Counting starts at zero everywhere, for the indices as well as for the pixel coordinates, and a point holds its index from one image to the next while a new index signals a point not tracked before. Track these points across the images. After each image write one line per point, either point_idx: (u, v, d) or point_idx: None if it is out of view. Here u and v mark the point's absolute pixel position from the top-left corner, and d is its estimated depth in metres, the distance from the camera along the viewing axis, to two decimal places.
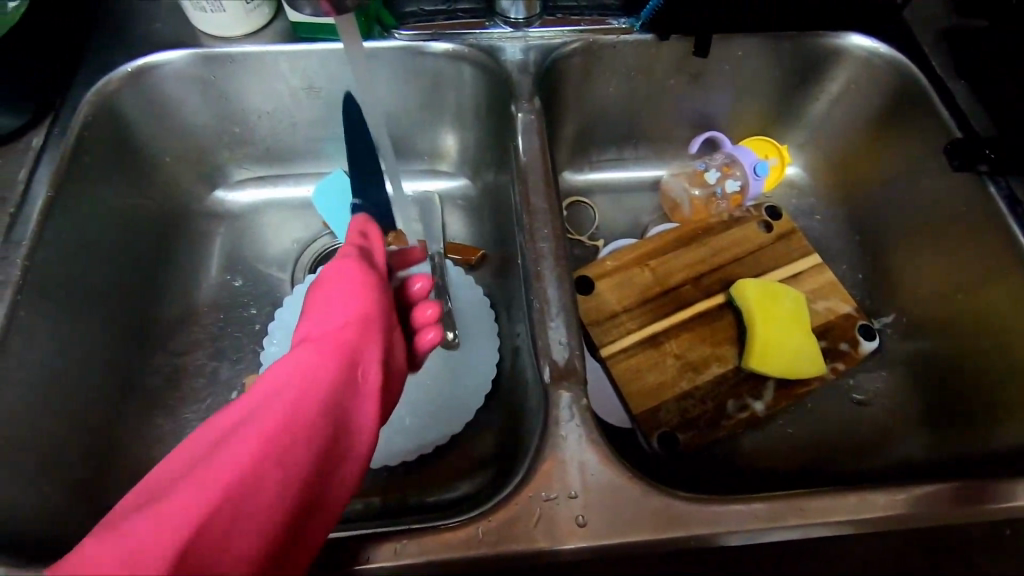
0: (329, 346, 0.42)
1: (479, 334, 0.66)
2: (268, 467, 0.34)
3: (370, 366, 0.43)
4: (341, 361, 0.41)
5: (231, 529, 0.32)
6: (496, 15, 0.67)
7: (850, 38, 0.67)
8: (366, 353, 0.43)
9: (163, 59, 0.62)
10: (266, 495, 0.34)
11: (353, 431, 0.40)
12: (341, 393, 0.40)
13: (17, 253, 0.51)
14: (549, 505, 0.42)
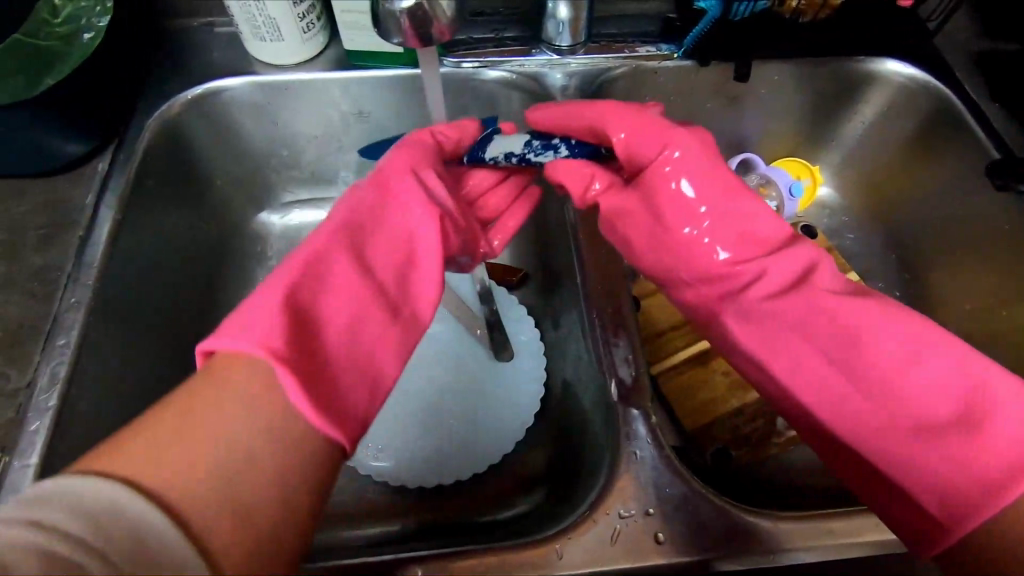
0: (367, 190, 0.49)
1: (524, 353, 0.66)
2: (345, 280, 0.42)
3: (415, 207, 0.48)
4: (381, 210, 0.49)
5: (342, 290, 0.42)
6: (542, 43, 0.68)
7: (886, 63, 0.69)
8: (411, 200, 0.49)
9: (224, 86, 0.64)
10: (346, 303, 0.41)
11: (412, 254, 0.47)
12: (397, 228, 0.48)
13: (88, 277, 0.52)
14: (627, 522, 0.43)
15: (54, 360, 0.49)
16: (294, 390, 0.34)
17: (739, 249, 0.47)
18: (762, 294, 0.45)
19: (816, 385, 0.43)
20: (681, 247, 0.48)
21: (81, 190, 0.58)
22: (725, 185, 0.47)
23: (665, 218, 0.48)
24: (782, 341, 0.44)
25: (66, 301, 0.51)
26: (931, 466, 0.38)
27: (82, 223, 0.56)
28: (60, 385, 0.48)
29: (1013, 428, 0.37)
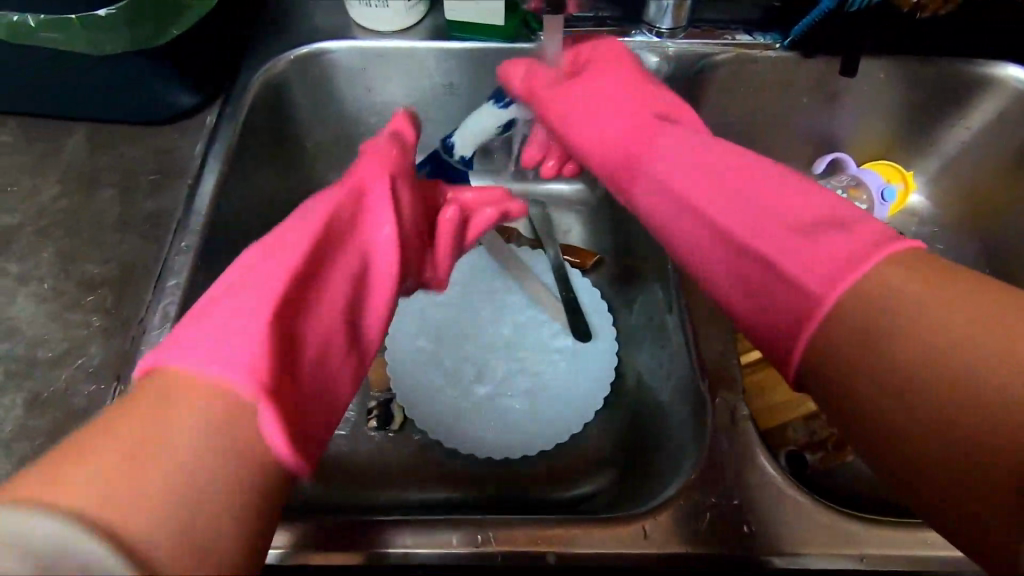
0: (338, 197, 0.41)
1: (598, 337, 0.66)
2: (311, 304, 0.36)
3: (363, 169, 0.43)
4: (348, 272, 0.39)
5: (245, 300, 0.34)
6: (642, 25, 0.68)
7: (1005, 68, 0.65)
8: (365, 173, 0.43)
9: (328, 48, 0.65)
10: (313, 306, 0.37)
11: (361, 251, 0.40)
12: (355, 223, 0.41)
13: (197, 221, 0.54)
14: (715, 507, 0.44)
15: (164, 299, 0.50)
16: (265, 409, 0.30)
17: (623, 128, 0.51)
18: (670, 152, 0.46)
19: (688, 213, 0.43)
20: (596, 132, 0.53)
21: (192, 140, 0.60)
22: (603, 87, 0.55)
23: (597, 105, 0.54)
24: (667, 169, 0.46)
25: (177, 243, 0.53)
26: (768, 250, 0.38)
27: (191, 171, 0.58)
28: (170, 322, 0.49)
29: (827, 255, 0.36)
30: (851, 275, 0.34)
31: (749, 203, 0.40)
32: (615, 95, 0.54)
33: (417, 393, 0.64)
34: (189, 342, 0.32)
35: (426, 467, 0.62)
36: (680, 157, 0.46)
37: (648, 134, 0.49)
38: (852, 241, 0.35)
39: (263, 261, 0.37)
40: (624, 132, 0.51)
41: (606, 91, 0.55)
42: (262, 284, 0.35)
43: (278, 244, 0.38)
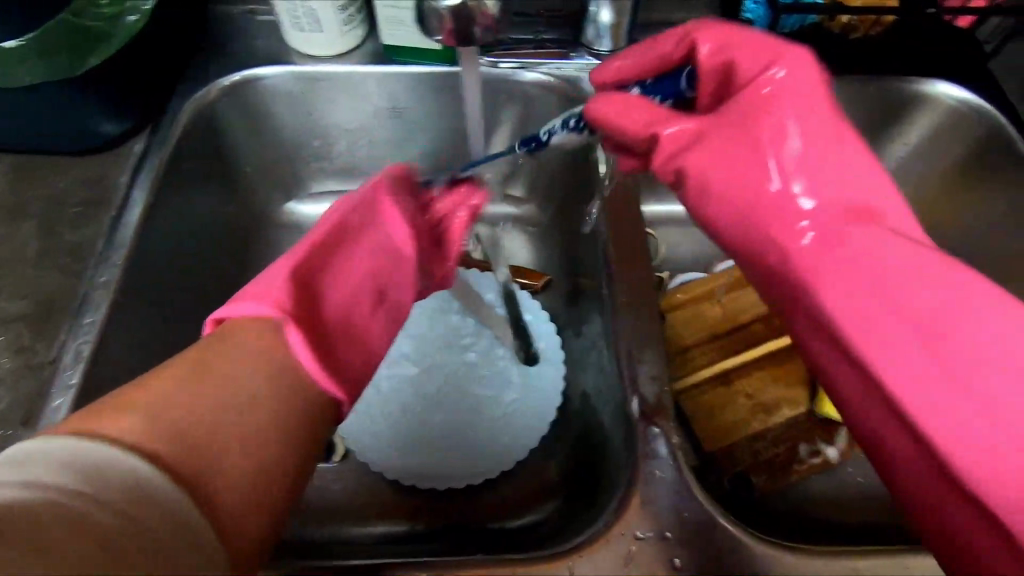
0: (337, 221, 0.49)
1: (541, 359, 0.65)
2: (353, 282, 0.46)
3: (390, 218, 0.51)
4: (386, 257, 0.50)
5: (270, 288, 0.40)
6: (580, 46, 0.67)
7: (936, 86, 0.66)
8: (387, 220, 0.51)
9: (262, 74, 0.64)
10: (353, 276, 0.46)
11: (395, 281, 0.50)
12: (386, 243, 0.50)
13: (118, 256, 0.52)
14: (643, 543, 0.42)
15: (79, 338, 0.49)
16: (300, 345, 0.38)
17: (772, 199, 0.40)
18: (870, 242, 0.37)
19: (891, 355, 0.35)
20: (758, 190, 0.40)
21: (119, 170, 0.58)
22: (823, 125, 0.40)
23: (744, 157, 0.41)
24: (846, 265, 0.37)
25: (96, 279, 0.51)
26: (978, 429, 0.32)
27: (115, 202, 0.56)
28: (84, 364, 0.48)
29: None
30: None
31: (914, 360, 0.34)
32: (839, 142, 0.40)
33: (356, 420, 0.62)
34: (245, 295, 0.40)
35: (366, 501, 0.61)
36: (884, 266, 0.36)
37: (835, 229, 0.38)
38: None
39: (281, 268, 0.44)
40: (835, 194, 0.39)
41: (844, 128, 0.40)
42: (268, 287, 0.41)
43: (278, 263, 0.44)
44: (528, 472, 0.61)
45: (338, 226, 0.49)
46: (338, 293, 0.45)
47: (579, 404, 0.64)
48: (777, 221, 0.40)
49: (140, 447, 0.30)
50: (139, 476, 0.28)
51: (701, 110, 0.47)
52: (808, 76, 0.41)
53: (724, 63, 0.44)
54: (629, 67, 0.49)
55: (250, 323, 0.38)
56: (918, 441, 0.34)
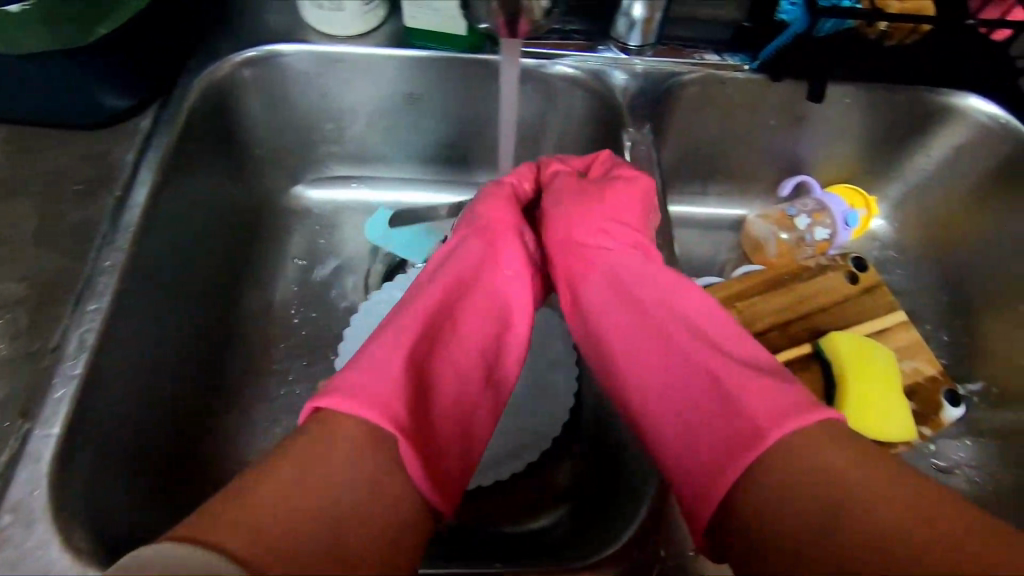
0: (444, 299, 0.52)
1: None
2: (482, 316, 0.52)
3: (502, 234, 0.58)
4: (489, 247, 0.57)
5: (391, 366, 0.44)
6: (609, 39, 0.66)
7: (968, 99, 0.65)
8: (511, 240, 0.58)
9: (276, 50, 0.61)
10: (491, 302, 0.54)
11: (503, 301, 0.54)
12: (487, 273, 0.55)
13: (124, 239, 0.50)
14: (665, 561, 0.43)
15: (83, 325, 0.46)
16: (363, 413, 0.39)
17: (655, 300, 0.52)
18: (662, 324, 0.51)
19: (660, 410, 0.47)
20: (613, 319, 0.53)
21: (124, 146, 0.56)
22: (632, 276, 0.54)
23: (656, 286, 0.53)
24: (636, 361, 0.50)
25: (100, 263, 0.49)
26: (685, 395, 0.46)
27: (121, 177, 0.54)
28: (87, 353, 0.45)
29: (761, 401, 0.42)
30: (749, 454, 0.40)
31: (748, 382, 0.44)
32: (647, 289, 0.53)
33: None
34: (350, 389, 0.41)
35: None
36: (664, 355, 0.49)
37: (665, 336, 0.50)
38: (772, 419, 0.41)
39: (410, 345, 0.46)
40: (672, 314, 0.51)
41: (682, 283, 0.53)
42: (373, 368, 0.43)
43: (393, 341, 0.46)
44: (542, 474, 0.59)
45: (456, 289, 0.53)
46: (410, 331, 0.48)
47: (591, 407, 0.62)
48: (633, 342, 0.51)
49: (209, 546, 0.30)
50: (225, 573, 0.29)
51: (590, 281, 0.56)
52: (638, 263, 0.55)
53: (574, 227, 0.58)
54: (560, 210, 0.58)
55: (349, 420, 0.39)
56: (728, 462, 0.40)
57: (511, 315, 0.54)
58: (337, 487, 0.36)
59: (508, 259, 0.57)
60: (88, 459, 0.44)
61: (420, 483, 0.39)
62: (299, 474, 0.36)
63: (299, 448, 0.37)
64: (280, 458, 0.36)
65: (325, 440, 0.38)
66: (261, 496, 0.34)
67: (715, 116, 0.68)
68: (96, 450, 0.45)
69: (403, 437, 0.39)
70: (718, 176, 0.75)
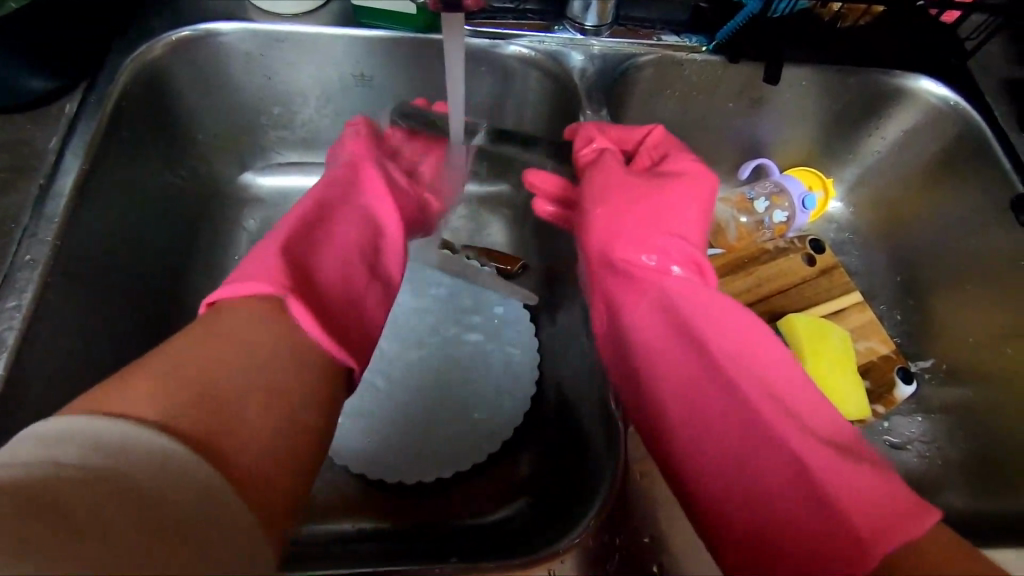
0: (312, 211, 0.51)
1: (502, 319, 0.65)
2: (359, 222, 0.53)
3: (360, 164, 0.57)
4: (349, 179, 0.56)
5: (267, 255, 0.44)
6: (564, 20, 0.64)
7: (919, 81, 0.66)
8: (369, 164, 0.57)
9: (214, 28, 0.58)
10: (361, 220, 0.53)
11: (375, 218, 0.54)
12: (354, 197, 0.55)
13: (48, 231, 0.47)
14: (622, 548, 0.42)
15: (4, 323, 0.43)
16: (240, 288, 0.40)
17: (721, 337, 0.48)
18: (732, 370, 0.46)
19: (725, 467, 0.43)
20: (670, 356, 0.49)
21: (49, 133, 0.53)
22: (693, 305, 0.50)
23: (719, 322, 0.49)
24: (698, 406, 0.46)
25: (22, 257, 0.46)
26: (760, 454, 0.42)
27: (43, 169, 0.51)
28: (9, 353, 0.43)
29: (856, 494, 0.38)
30: (847, 559, 0.36)
31: (837, 466, 0.40)
32: (712, 325, 0.49)
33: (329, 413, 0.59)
34: (240, 279, 0.42)
35: (324, 499, 0.57)
36: (729, 404, 0.45)
37: (732, 379, 0.46)
38: (864, 518, 0.37)
39: (293, 232, 0.47)
40: (742, 360, 0.47)
41: (747, 317, 0.49)
42: (259, 259, 0.43)
43: (270, 245, 0.46)
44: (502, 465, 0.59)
45: (323, 206, 0.52)
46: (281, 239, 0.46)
47: (554, 395, 0.62)
48: (694, 383, 0.47)
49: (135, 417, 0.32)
50: (162, 449, 0.30)
51: (641, 301, 0.52)
52: (702, 291, 0.50)
53: (625, 237, 0.54)
54: (619, 202, 0.55)
55: (251, 299, 0.40)
56: (806, 548, 0.38)
57: (383, 222, 0.54)
58: (244, 371, 0.37)
59: (371, 181, 0.56)
60: None
61: (327, 346, 0.41)
62: (199, 355, 0.37)
63: (185, 341, 0.38)
64: (170, 351, 0.37)
65: (214, 331, 0.39)
66: (165, 381, 0.34)
67: (673, 98, 0.68)
68: None
69: (293, 294, 0.41)
70: None
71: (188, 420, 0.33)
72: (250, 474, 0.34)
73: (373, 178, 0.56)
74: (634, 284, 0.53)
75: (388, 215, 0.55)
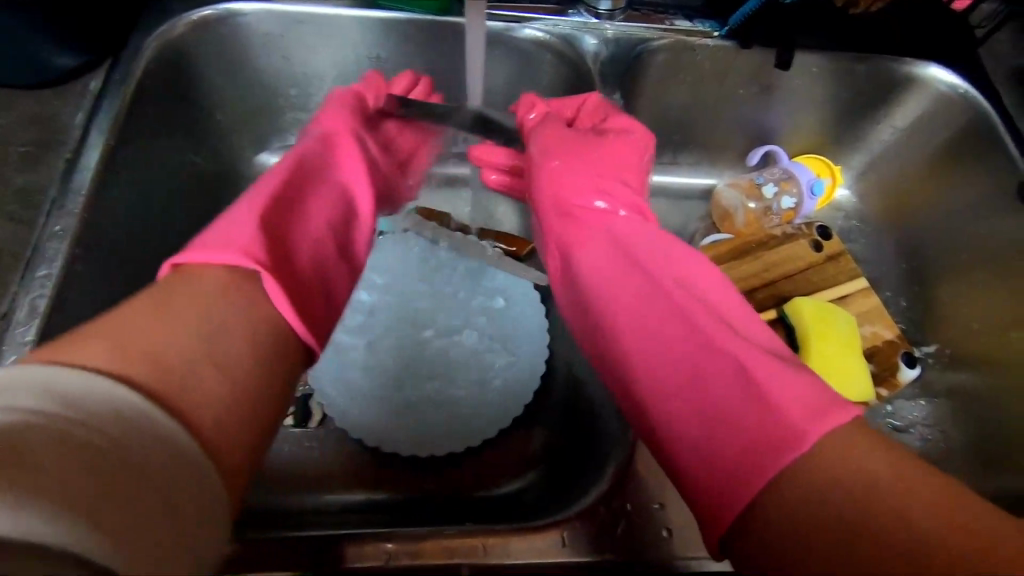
0: (285, 172, 0.52)
1: (492, 288, 0.65)
2: (334, 205, 0.53)
3: (334, 122, 0.60)
4: (329, 149, 0.58)
5: (241, 219, 0.44)
6: (580, 3, 0.65)
7: (929, 68, 0.67)
8: (343, 129, 0.60)
9: (235, 8, 0.59)
10: (344, 204, 0.54)
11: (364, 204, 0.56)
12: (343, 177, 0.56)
13: (76, 203, 0.48)
14: (632, 513, 0.44)
15: (34, 291, 0.45)
16: (220, 255, 0.40)
17: (654, 258, 0.50)
18: (668, 287, 0.47)
19: (670, 381, 0.42)
20: (614, 278, 0.50)
21: (75, 108, 0.55)
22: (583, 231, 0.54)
23: (645, 248, 0.51)
24: (643, 325, 0.46)
25: (51, 228, 0.47)
26: (700, 367, 0.42)
27: (70, 143, 0.53)
28: (40, 319, 0.44)
29: (789, 388, 0.38)
30: (784, 455, 0.35)
31: (763, 363, 0.40)
32: (646, 251, 0.50)
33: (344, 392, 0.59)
34: (201, 250, 0.40)
35: (339, 471, 0.58)
36: (666, 315, 0.45)
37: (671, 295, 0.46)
38: (800, 413, 0.36)
39: (269, 205, 0.46)
40: (675, 280, 0.48)
41: (672, 242, 0.51)
42: (230, 224, 0.43)
43: (256, 200, 0.47)
44: (513, 443, 0.60)
45: (302, 173, 0.53)
46: (258, 196, 0.48)
47: (563, 375, 0.63)
48: (636, 303, 0.47)
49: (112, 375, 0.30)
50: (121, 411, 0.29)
51: (581, 219, 0.55)
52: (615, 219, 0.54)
53: (566, 172, 0.58)
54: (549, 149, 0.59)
55: (216, 267, 0.40)
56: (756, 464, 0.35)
57: (358, 209, 0.56)
58: (212, 321, 0.36)
59: (349, 159, 0.58)
60: None
61: (293, 324, 0.41)
62: (163, 314, 0.35)
63: (143, 308, 0.35)
64: (123, 312, 0.35)
65: (177, 293, 0.37)
66: (122, 333, 0.33)
67: (685, 84, 0.68)
68: None
69: (280, 287, 0.40)
70: (688, 146, 0.76)
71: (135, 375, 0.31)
72: (216, 441, 0.33)
73: (355, 155, 0.58)
74: (579, 214, 0.56)
75: (368, 210, 0.56)
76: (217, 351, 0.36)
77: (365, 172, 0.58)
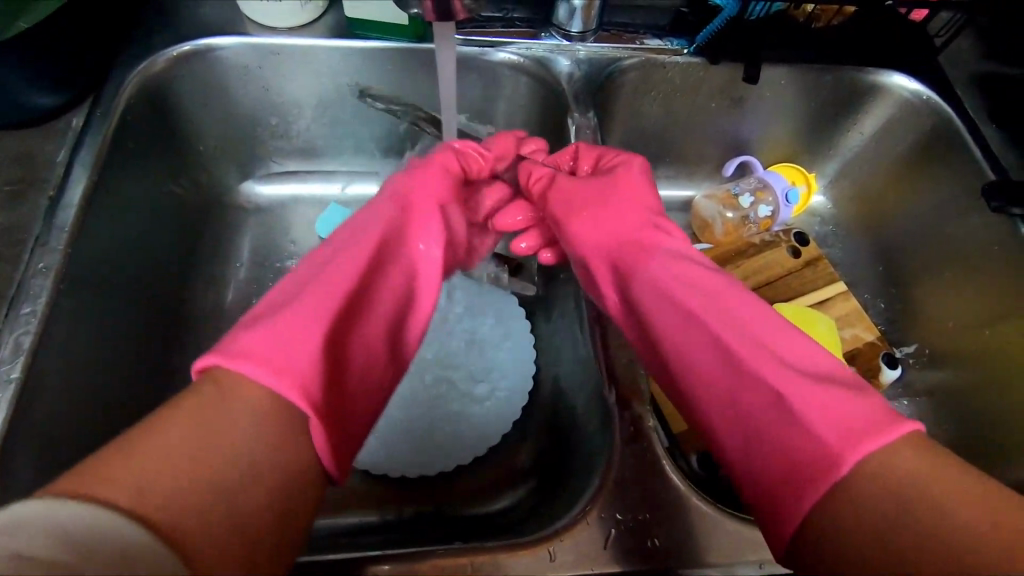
0: (356, 257, 0.47)
1: (471, 298, 0.67)
2: (388, 277, 0.49)
3: (418, 190, 0.55)
4: (405, 217, 0.53)
5: (295, 314, 0.40)
6: (551, 26, 0.67)
7: (892, 77, 0.69)
8: (418, 192, 0.55)
9: (215, 43, 0.60)
10: (396, 280, 0.49)
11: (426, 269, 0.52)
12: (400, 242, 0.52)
13: (60, 240, 0.49)
14: (620, 526, 0.44)
15: (19, 329, 0.45)
16: (263, 372, 0.35)
17: (692, 275, 0.47)
18: (705, 304, 0.45)
19: (721, 403, 0.41)
20: (656, 296, 0.47)
21: (57, 146, 0.55)
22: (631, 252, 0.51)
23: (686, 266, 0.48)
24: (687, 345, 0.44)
25: (35, 266, 0.48)
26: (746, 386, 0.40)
27: (53, 181, 0.53)
28: (24, 357, 0.44)
29: (842, 409, 0.36)
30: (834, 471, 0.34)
31: (808, 385, 0.38)
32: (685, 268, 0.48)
33: None
34: (243, 346, 0.36)
35: (329, 495, 0.58)
36: (707, 332, 0.43)
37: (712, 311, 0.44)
38: (851, 426, 0.35)
39: (316, 291, 0.42)
40: (708, 294, 0.45)
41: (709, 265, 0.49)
42: (279, 321, 0.39)
43: (305, 289, 0.43)
44: (502, 460, 0.60)
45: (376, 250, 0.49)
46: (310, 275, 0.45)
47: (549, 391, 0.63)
48: (678, 320, 0.45)
49: (134, 506, 0.28)
50: (139, 540, 0.27)
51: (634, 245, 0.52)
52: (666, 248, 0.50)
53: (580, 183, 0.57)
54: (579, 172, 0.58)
55: (254, 386, 0.35)
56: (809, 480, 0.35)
57: (415, 294, 0.50)
58: (239, 448, 0.32)
59: (427, 230, 0.53)
60: (29, 464, 0.43)
61: (317, 443, 0.36)
62: (198, 421, 0.32)
63: (191, 410, 0.33)
64: (169, 413, 0.32)
65: (222, 408, 0.33)
66: (172, 438, 0.31)
67: (658, 100, 0.70)
68: (37, 455, 0.44)
69: (316, 416, 0.36)
70: (665, 159, 0.77)
71: (163, 502, 0.29)
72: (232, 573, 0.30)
73: (432, 244, 0.53)
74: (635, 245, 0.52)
75: (432, 290, 0.51)
76: (235, 502, 0.31)
77: (441, 237, 0.53)
